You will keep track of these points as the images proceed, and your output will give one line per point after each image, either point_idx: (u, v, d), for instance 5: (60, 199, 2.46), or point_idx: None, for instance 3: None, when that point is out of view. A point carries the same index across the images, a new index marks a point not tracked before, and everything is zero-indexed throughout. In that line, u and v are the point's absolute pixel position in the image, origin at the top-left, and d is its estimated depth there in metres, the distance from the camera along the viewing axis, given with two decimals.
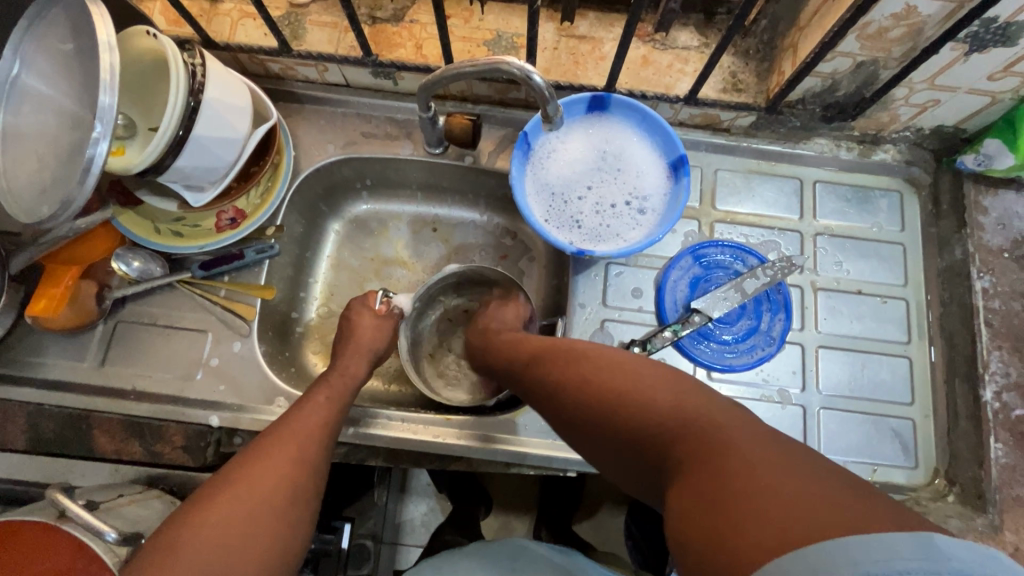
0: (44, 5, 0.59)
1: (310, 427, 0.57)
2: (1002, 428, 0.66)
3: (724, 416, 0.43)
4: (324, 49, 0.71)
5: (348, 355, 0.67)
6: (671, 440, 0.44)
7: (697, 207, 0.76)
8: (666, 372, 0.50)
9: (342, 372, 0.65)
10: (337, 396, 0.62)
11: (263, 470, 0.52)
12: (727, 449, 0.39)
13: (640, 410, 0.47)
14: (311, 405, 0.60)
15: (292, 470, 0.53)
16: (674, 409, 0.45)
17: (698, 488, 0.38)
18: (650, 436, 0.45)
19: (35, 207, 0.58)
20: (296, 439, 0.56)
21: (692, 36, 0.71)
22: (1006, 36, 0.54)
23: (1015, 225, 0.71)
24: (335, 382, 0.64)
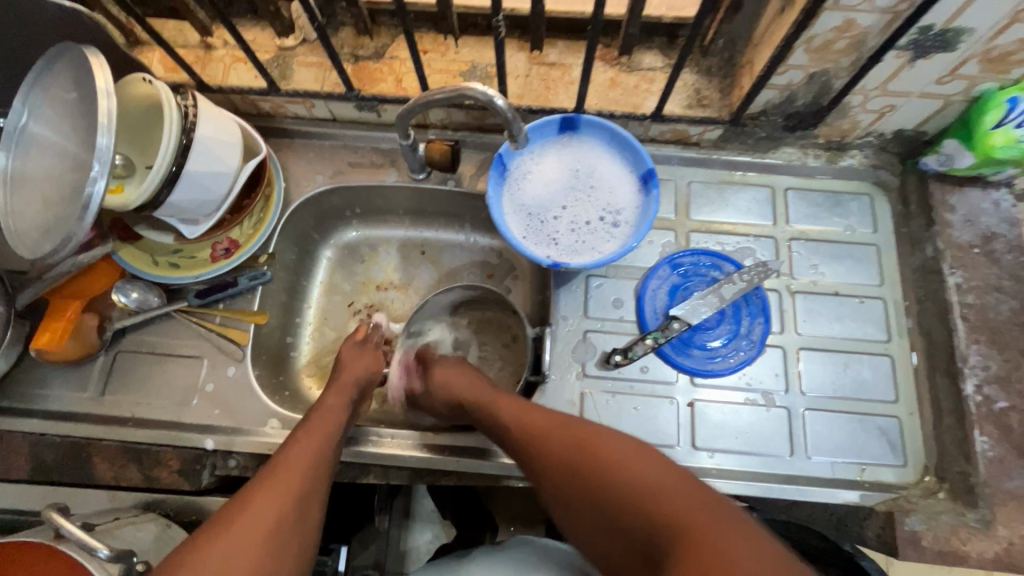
0: (50, 60, 0.64)
1: (304, 454, 0.59)
2: (987, 421, 0.65)
3: (689, 497, 0.49)
4: (310, 87, 0.76)
5: (338, 385, 0.68)
6: (651, 525, 0.48)
7: (673, 218, 0.78)
8: (651, 454, 0.53)
9: (326, 403, 0.66)
10: (321, 426, 0.62)
11: (254, 509, 0.53)
12: (703, 534, 0.45)
13: (624, 490, 0.51)
14: (304, 436, 0.61)
15: (289, 498, 0.55)
16: (655, 489, 0.50)
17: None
18: (638, 513, 0.49)
19: (40, 242, 0.62)
20: (291, 470, 0.57)
21: (656, 58, 0.75)
22: (945, 41, 0.57)
23: (982, 222, 0.72)
24: (326, 412, 0.64)
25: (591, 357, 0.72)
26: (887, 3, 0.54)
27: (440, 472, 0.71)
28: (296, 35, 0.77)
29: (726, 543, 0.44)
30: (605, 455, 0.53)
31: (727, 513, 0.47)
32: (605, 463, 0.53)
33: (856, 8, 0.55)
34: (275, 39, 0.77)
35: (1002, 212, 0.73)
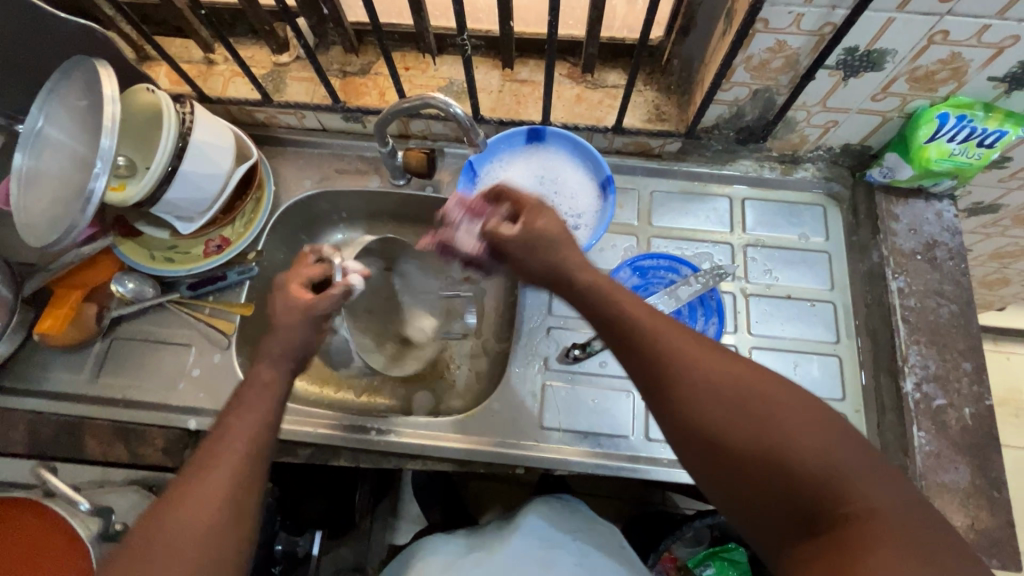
0: (65, 72, 0.71)
1: (248, 423, 0.50)
2: (924, 417, 0.69)
3: (858, 461, 0.41)
4: (301, 99, 0.83)
5: (274, 352, 0.56)
6: (807, 492, 0.41)
7: (635, 224, 0.83)
8: (793, 392, 0.45)
9: (263, 369, 0.55)
10: (263, 393, 0.53)
11: (183, 500, 0.45)
12: (875, 517, 0.39)
13: (778, 445, 0.42)
14: (240, 408, 0.51)
15: (246, 464, 0.48)
16: (817, 447, 0.41)
17: (872, 567, 0.36)
18: (784, 477, 0.41)
19: (47, 233, 0.69)
20: (229, 450, 0.48)
21: (619, 76, 0.81)
22: (872, 62, 0.63)
23: (925, 230, 0.77)
24: (258, 380, 0.54)
25: (553, 351, 0.77)
26: (812, 27, 0.60)
27: (407, 459, 0.75)
28: (290, 52, 0.84)
29: (898, 531, 0.38)
30: (758, 402, 0.44)
31: (887, 477, 0.41)
32: (758, 412, 0.43)
33: (785, 31, 0.60)
34: (271, 56, 0.85)
35: (944, 221, 0.77)
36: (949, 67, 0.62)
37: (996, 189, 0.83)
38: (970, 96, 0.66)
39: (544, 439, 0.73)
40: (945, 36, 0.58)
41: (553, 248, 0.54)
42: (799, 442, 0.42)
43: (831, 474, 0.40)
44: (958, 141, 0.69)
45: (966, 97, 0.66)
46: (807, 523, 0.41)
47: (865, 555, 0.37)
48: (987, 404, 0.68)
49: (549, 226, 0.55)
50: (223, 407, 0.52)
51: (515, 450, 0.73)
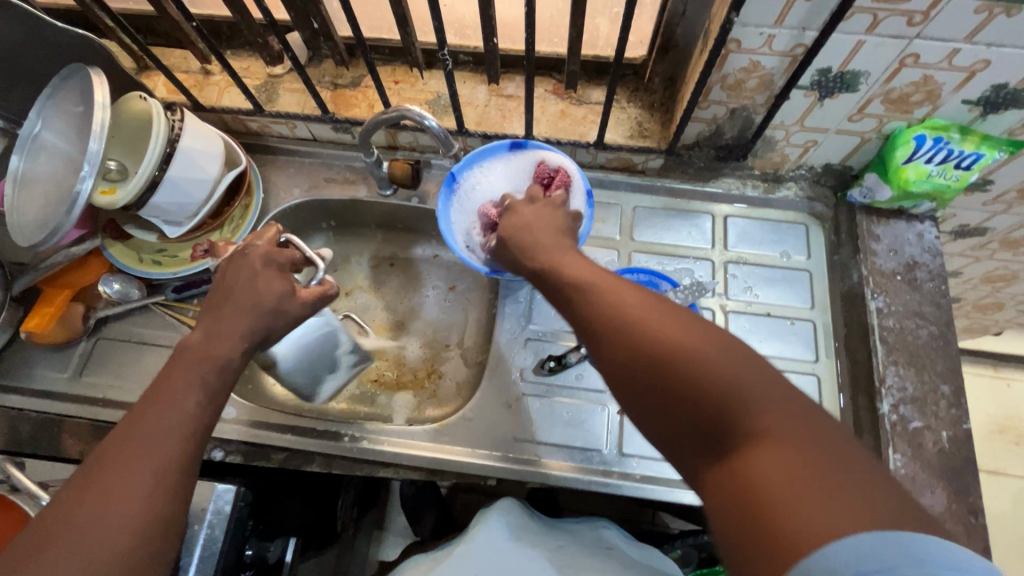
0: (62, 80, 0.74)
1: (182, 393, 0.50)
2: (901, 440, 0.68)
3: (752, 378, 0.38)
4: (292, 110, 0.85)
5: (225, 320, 0.56)
6: (701, 409, 0.38)
7: (617, 238, 0.84)
8: (698, 320, 0.42)
9: (206, 338, 0.54)
10: (200, 357, 0.53)
11: (128, 452, 0.45)
12: (763, 430, 0.36)
13: (672, 366, 0.40)
14: (180, 368, 0.52)
15: (194, 419, 0.49)
16: (704, 357, 0.39)
17: (762, 472, 0.34)
18: (681, 396, 0.39)
19: (37, 234, 0.71)
20: (159, 419, 0.48)
21: (603, 93, 0.83)
22: (845, 83, 0.64)
23: (906, 251, 0.77)
24: (197, 348, 0.54)
25: (530, 363, 0.77)
26: (784, 48, 0.61)
27: (380, 466, 0.75)
28: (283, 64, 0.87)
29: (787, 443, 0.35)
30: (656, 326, 0.42)
31: (789, 398, 0.37)
32: (654, 336, 0.42)
33: (757, 51, 0.61)
34: (265, 67, 0.87)
35: (925, 243, 0.77)
36: (922, 89, 0.63)
37: (980, 212, 0.83)
38: (946, 119, 0.66)
39: (516, 450, 0.73)
40: (916, 59, 0.59)
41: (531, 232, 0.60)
42: (736, 386, 0.38)
43: (723, 392, 0.38)
44: (936, 162, 0.69)
45: (942, 119, 0.67)
46: (708, 443, 0.38)
47: (751, 465, 0.35)
48: (965, 428, 0.68)
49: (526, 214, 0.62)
50: (156, 375, 0.52)
51: (487, 460, 0.72)
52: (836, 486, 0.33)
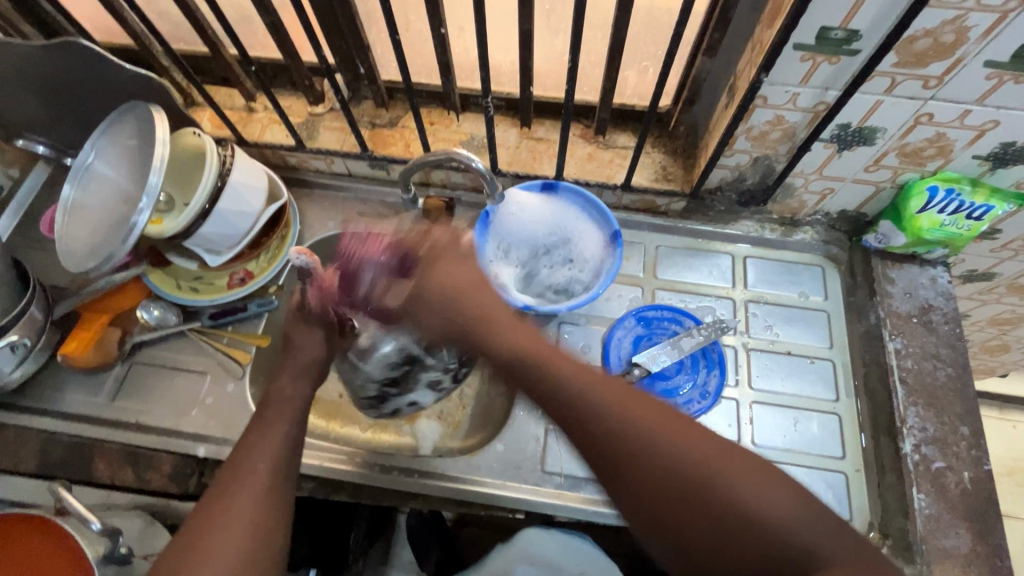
0: (119, 115, 0.78)
1: (271, 444, 0.59)
2: (923, 480, 0.69)
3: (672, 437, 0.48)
4: (332, 147, 0.89)
5: (287, 382, 0.66)
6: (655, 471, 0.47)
7: (641, 276, 0.87)
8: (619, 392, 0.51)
9: (280, 395, 0.64)
10: (287, 408, 0.63)
11: (242, 485, 0.55)
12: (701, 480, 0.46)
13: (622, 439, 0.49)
14: (269, 418, 0.62)
15: (284, 458, 0.59)
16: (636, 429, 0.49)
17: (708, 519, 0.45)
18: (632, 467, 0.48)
19: (85, 260, 0.74)
20: (256, 465, 0.57)
21: (629, 138, 0.87)
22: (863, 137, 0.68)
23: (920, 294, 0.80)
24: (282, 400, 0.64)
25: None
26: (808, 105, 0.65)
27: (409, 497, 0.75)
28: (325, 104, 0.91)
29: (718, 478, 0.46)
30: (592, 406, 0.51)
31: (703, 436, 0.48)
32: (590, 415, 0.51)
33: (783, 107, 0.66)
34: (307, 106, 0.91)
35: (939, 287, 0.80)
36: (935, 145, 0.67)
37: (988, 258, 0.86)
38: (958, 171, 0.70)
39: (545, 483, 0.74)
40: (930, 117, 0.63)
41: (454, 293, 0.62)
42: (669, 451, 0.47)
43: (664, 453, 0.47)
44: (948, 212, 0.73)
45: (954, 172, 0.70)
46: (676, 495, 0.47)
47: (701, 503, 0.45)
48: (986, 468, 0.69)
49: (460, 273, 0.64)
50: (245, 432, 0.61)
51: (516, 493, 0.73)
52: (807, 517, 0.43)
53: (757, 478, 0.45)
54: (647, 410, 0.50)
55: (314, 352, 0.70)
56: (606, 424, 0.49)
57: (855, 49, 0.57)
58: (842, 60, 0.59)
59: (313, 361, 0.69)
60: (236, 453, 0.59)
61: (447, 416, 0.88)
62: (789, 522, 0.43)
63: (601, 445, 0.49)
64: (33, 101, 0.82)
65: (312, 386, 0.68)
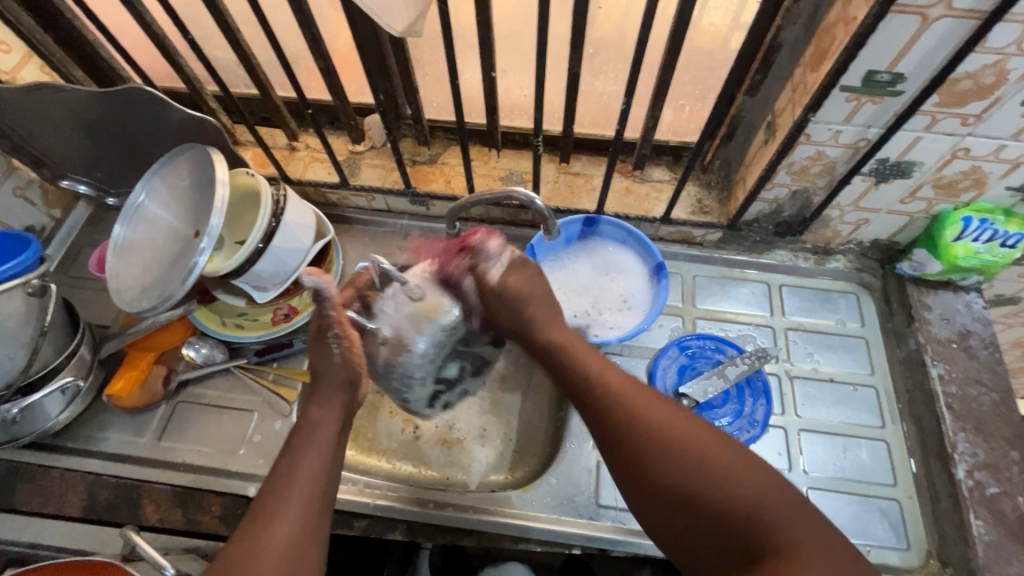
0: (172, 154, 0.79)
1: (313, 464, 0.58)
2: (980, 506, 0.70)
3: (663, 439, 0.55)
4: (374, 184, 0.91)
5: (326, 404, 0.64)
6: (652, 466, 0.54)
7: (680, 306, 0.88)
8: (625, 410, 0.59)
9: (309, 421, 0.62)
10: (329, 417, 0.63)
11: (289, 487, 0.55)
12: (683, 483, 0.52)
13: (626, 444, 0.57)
14: (316, 422, 0.62)
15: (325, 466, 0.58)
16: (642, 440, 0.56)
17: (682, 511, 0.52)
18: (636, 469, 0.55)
19: (137, 299, 0.74)
20: (299, 470, 0.57)
21: (664, 172, 0.90)
22: (901, 171, 0.71)
23: (957, 320, 0.81)
24: (322, 412, 0.63)
25: None
26: (849, 141, 0.68)
27: (463, 533, 0.75)
28: (366, 142, 0.93)
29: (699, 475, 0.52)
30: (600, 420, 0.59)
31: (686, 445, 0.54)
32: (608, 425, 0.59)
33: (825, 144, 0.69)
34: (349, 144, 0.94)
35: (974, 312, 0.82)
36: (970, 178, 0.70)
37: (1017, 283, 0.89)
38: (990, 202, 0.73)
39: (600, 517, 0.74)
40: (966, 152, 0.66)
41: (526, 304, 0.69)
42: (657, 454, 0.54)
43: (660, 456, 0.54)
44: (982, 241, 0.75)
45: (986, 203, 0.73)
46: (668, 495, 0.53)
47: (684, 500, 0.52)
48: None
49: (520, 285, 0.69)
50: (282, 451, 0.60)
51: (572, 527, 0.73)
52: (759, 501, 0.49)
53: (734, 464, 0.51)
54: (652, 404, 0.58)
55: (349, 371, 0.66)
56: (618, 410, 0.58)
57: (898, 90, 0.60)
58: (885, 101, 0.62)
59: (348, 382, 0.66)
60: (280, 464, 0.58)
61: (490, 448, 0.87)
62: (752, 505, 0.49)
63: (601, 425, 0.59)
64: (83, 144, 0.83)
65: (345, 412, 0.65)
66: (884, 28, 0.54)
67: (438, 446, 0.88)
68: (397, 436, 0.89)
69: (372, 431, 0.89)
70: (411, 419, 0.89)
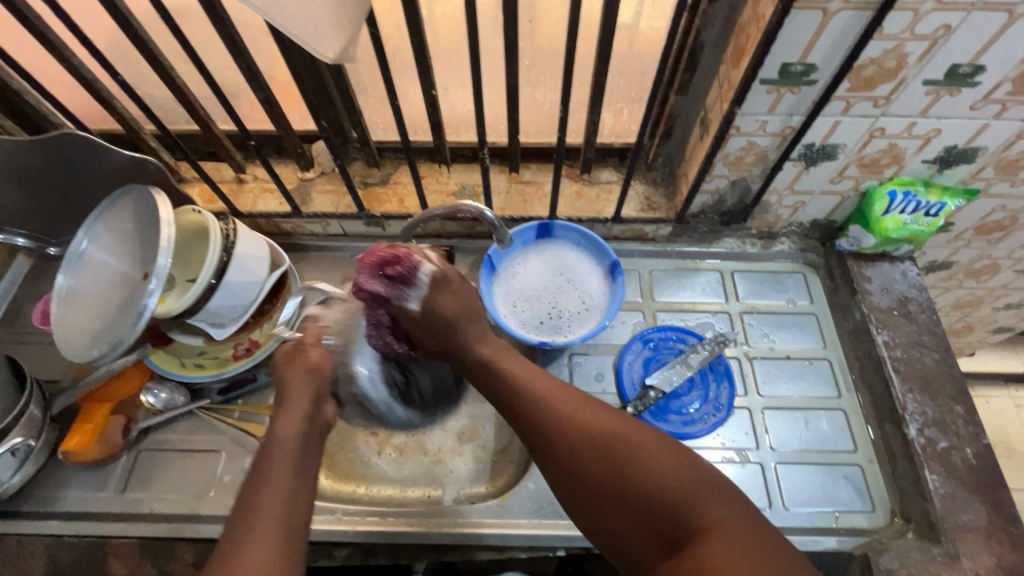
0: (116, 197, 0.77)
1: (283, 498, 0.51)
2: (933, 460, 0.74)
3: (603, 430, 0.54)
4: (327, 210, 0.91)
5: (285, 419, 0.58)
6: (593, 466, 0.52)
7: (640, 300, 0.91)
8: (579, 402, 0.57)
9: (274, 441, 0.56)
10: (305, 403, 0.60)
11: (269, 483, 0.52)
12: (624, 460, 0.51)
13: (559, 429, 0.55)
14: (287, 417, 0.58)
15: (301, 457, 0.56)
16: (592, 434, 0.54)
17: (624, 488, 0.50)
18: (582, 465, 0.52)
19: (87, 349, 0.72)
20: (279, 463, 0.54)
21: (611, 173, 0.92)
22: (826, 153, 0.75)
23: (896, 288, 0.86)
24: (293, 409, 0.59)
25: None
26: (776, 130, 0.72)
27: (448, 549, 0.75)
28: (315, 169, 0.93)
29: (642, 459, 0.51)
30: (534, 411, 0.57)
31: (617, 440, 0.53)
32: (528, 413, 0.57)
33: (754, 133, 0.72)
34: (298, 172, 0.93)
35: (910, 279, 0.87)
36: (889, 154, 0.75)
37: (946, 249, 0.95)
38: (911, 175, 0.78)
39: None
40: (883, 131, 0.71)
41: (450, 329, 0.64)
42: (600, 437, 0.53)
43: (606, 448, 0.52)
44: (908, 212, 0.80)
45: (907, 176, 0.78)
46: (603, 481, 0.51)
47: (611, 475, 0.51)
48: (985, 443, 0.75)
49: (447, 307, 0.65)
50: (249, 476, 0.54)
51: (555, 530, 0.74)
52: (693, 479, 0.50)
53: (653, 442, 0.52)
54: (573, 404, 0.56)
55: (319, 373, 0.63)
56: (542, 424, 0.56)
57: (813, 79, 0.64)
58: (802, 90, 0.66)
59: (314, 397, 0.61)
60: (233, 528, 0.49)
61: (468, 458, 0.88)
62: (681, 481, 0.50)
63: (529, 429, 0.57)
64: (17, 195, 0.80)
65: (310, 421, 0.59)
66: (791, 22, 0.58)
67: (417, 465, 0.87)
68: (374, 459, 0.88)
69: (347, 457, 0.88)
70: (386, 442, 0.89)
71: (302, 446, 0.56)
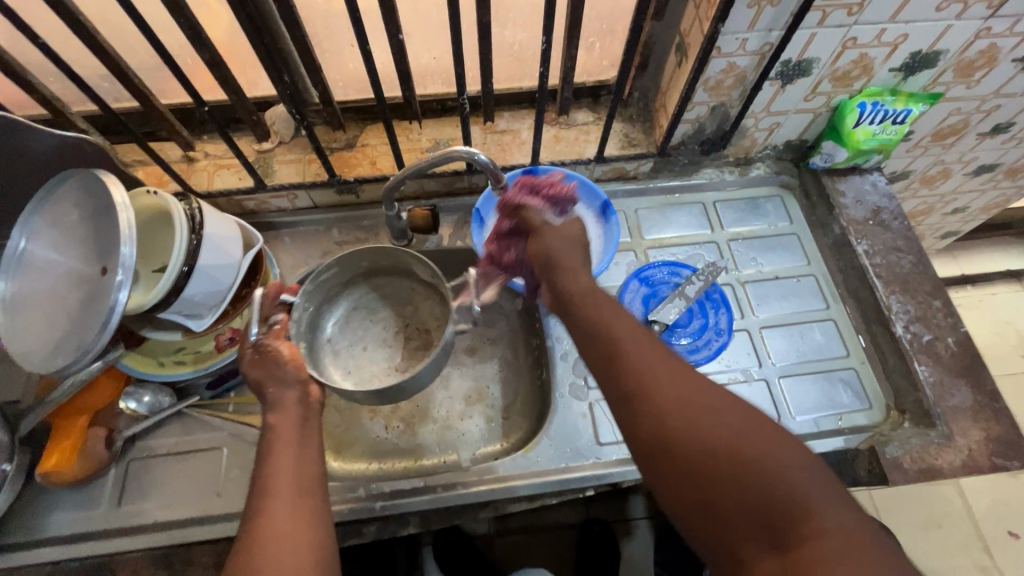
0: (53, 184, 0.68)
1: (289, 485, 0.50)
2: (920, 353, 0.79)
3: (715, 402, 0.47)
4: (294, 180, 0.84)
5: (278, 405, 0.57)
6: (697, 444, 0.45)
7: (629, 240, 0.91)
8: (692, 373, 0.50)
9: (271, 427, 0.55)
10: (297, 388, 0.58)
11: (273, 467, 0.51)
12: (734, 446, 0.44)
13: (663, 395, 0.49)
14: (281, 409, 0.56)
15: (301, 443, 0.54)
16: (707, 409, 0.47)
17: (726, 478, 0.43)
18: (677, 436, 0.46)
19: (48, 359, 0.64)
20: (278, 447, 0.53)
21: (587, 114, 0.90)
22: (802, 69, 0.76)
23: (868, 200, 0.90)
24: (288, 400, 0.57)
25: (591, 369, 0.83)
26: (755, 48, 0.72)
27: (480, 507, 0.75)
28: (272, 138, 0.86)
29: (752, 451, 0.44)
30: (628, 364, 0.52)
31: (734, 419, 0.46)
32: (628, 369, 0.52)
33: (734, 54, 0.72)
34: (255, 144, 0.86)
35: (880, 189, 0.91)
36: (860, 65, 0.76)
37: (906, 158, 0.99)
38: (878, 86, 0.80)
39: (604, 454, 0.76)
40: (855, 40, 0.72)
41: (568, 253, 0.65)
42: (706, 415, 0.46)
43: (716, 431, 0.45)
44: (877, 122, 0.83)
45: (875, 87, 0.81)
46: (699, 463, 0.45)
47: (718, 459, 0.44)
48: (963, 331, 0.80)
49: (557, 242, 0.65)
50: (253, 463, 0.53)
51: (582, 472, 0.75)
52: (819, 488, 0.42)
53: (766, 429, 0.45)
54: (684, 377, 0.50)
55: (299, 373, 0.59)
56: (641, 381, 0.50)
57: None
58: (781, 2, 0.65)
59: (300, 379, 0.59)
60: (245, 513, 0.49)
61: (479, 418, 0.86)
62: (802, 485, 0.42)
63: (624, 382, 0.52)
64: None
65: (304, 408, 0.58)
66: None
67: (427, 434, 0.85)
68: (382, 434, 0.85)
69: (353, 436, 0.85)
70: (392, 415, 0.86)
71: (300, 429, 0.55)
